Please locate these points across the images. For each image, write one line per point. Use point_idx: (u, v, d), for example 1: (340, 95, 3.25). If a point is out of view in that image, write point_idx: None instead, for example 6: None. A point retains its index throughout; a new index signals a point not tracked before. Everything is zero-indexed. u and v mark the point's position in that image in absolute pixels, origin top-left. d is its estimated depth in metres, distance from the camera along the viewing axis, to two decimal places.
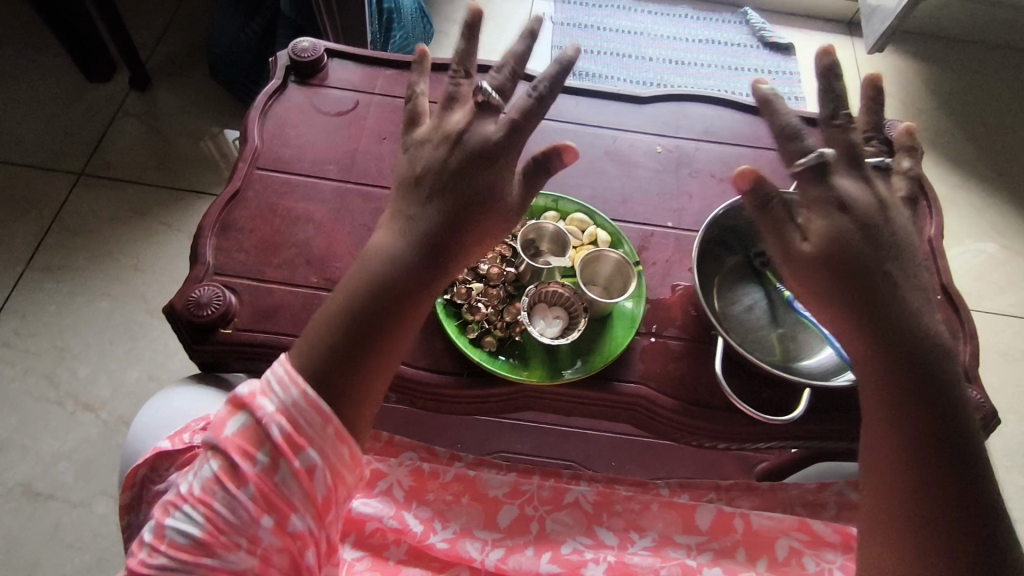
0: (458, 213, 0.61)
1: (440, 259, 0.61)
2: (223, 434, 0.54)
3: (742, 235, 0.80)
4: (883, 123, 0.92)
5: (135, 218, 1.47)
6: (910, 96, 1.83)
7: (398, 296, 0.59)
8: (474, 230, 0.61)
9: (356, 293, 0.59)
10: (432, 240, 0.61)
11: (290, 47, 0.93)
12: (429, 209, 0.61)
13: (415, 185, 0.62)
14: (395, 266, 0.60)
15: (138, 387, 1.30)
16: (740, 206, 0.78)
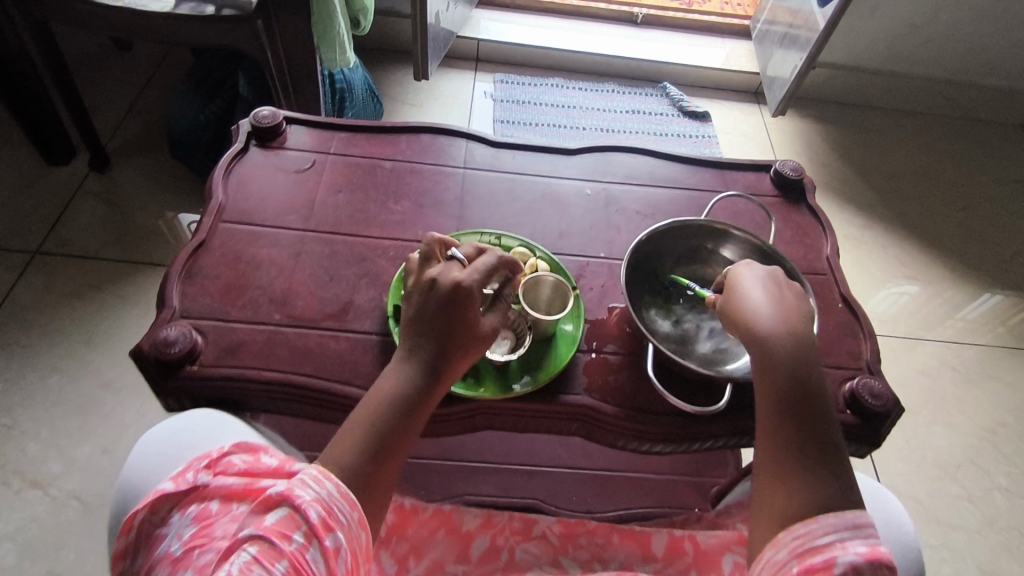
0: (460, 335, 0.69)
1: (445, 371, 0.68)
2: (262, 524, 0.52)
3: (662, 259, 0.90)
4: (779, 162, 1.07)
5: (92, 292, 1.48)
6: (818, 144, 2.12)
7: (415, 407, 0.66)
8: (470, 349, 0.70)
9: (373, 407, 0.65)
10: (439, 356, 0.68)
11: (251, 116, 1.02)
12: (438, 328, 0.68)
13: (419, 314, 0.69)
14: (408, 385, 0.67)
15: (89, 462, 1.27)
16: (659, 232, 0.89)
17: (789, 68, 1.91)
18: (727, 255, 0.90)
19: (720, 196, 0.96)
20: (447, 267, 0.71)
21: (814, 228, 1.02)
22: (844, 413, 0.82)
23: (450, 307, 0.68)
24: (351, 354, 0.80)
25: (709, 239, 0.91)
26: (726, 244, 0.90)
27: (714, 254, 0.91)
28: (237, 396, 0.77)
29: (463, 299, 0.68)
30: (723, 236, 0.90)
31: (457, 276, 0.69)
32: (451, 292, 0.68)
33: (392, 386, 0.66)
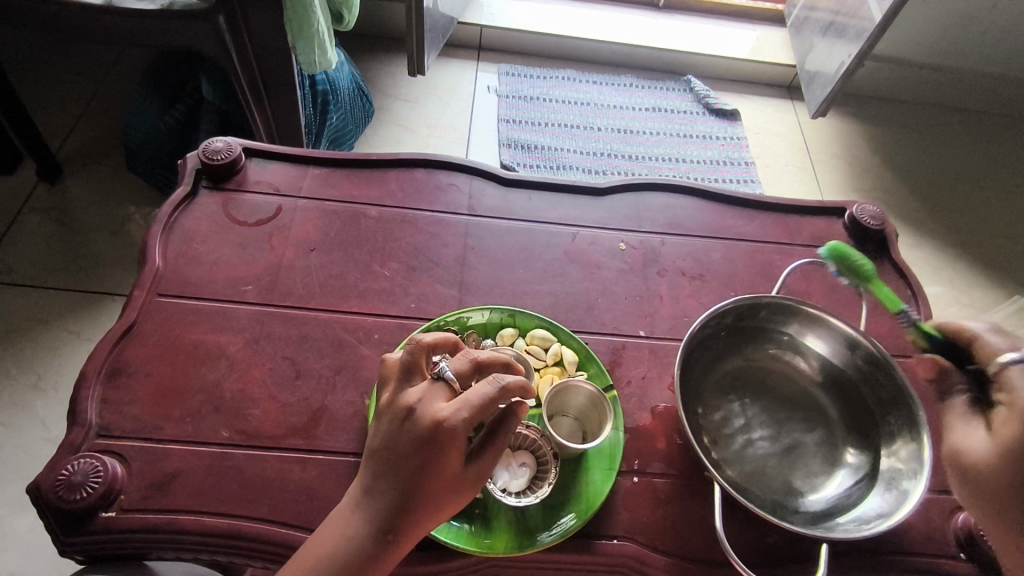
0: (425, 487, 0.49)
1: (403, 530, 0.50)
2: None
3: (728, 344, 0.72)
4: (857, 207, 0.88)
5: (36, 329, 1.19)
6: (869, 150, 1.73)
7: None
8: (441, 500, 0.50)
9: (303, 573, 0.48)
10: (396, 511, 0.50)
11: (201, 148, 0.82)
12: (399, 475, 0.50)
13: (383, 447, 0.51)
14: (352, 546, 0.49)
15: (32, 537, 1.00)
16: (721, 313, 0.70)
17: (837, 62, 1.59)
18: (814, 347, 0.72)
19: (799, 263, 0.76)
20: (430, 386, 0.52)
21: (901, 293, 0.83)
22: (956, 558, 0.64)
23: (420, 450, 0.49)
24: (322, 487, 0.62)
25: (792, 324, 0.72)
26: (813, 332, 0.72)
27: (797, 343, 0.73)
28: (167, 553, 0.58)
29: (443, 441, 0.49)
30: (812, 322, 0.71)
31: (439, 409, 0.50)
32: (424, 429, 0.50)
33: (331, 543, 0.49)
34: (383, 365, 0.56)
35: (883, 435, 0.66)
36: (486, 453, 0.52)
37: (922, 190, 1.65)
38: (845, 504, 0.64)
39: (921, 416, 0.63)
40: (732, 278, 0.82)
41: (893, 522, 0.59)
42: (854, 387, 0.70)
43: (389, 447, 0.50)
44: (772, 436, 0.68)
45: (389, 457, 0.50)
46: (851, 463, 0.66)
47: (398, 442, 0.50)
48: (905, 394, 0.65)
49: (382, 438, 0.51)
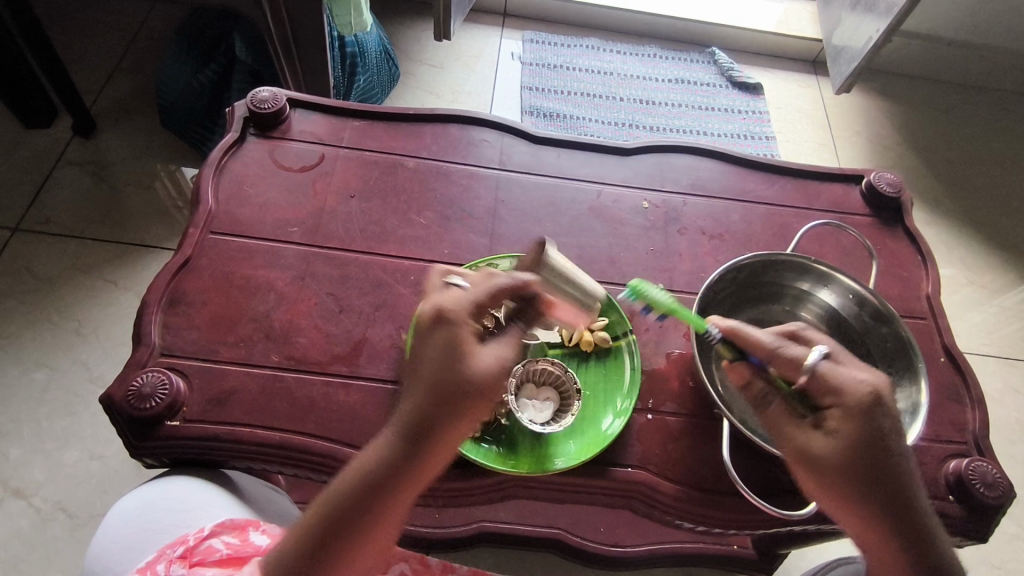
0: (450, 424, 0.53)
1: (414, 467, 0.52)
2: None
3: (741, 297, 0.76)
4: (874, 175, 0.91)
5: (78, 276, 1.24)
6: (889, 129, 1.73)
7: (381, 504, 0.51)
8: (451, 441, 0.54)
9: (353, 482, 0.52)
10: (418, 441, 0.53)
11: (248, 98, 0.86)
12: (432, 407, 0.53)
13: (422, 376, 0.54)
14: (385, 469, 0.52)
15: (76, 470, 1.07)
16: (737, 266, 0.73)
17: (864, 39, 1.59)
18: (823, 301, 0.76)
19: (812, 225, 0.80)
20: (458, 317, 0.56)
21: (911, 258, 0.87)
22: (946, 500, 0.70)
23: (457, 381, 0.53)
24: (363, 410, 0.67)
25: (804, 280, 0.76)
26: (824, 287, 0.75)
27: (806, 298, 0.77)
28: (228, 459, 0.65)
29: (492, 381, 0.55)
30: (823, 278, 0.75)
31: (500, 351, 0.57)
32: (477, 364, 0.54)
33: (371, 456, 0.52)
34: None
35: None
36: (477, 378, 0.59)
37: (940, 170, 1.66)
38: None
39: (920, 367, 0.68)
40: (748, 239, 0.86)
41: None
42: (859, 340, 0.74)
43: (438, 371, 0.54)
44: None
45: (431, 383, 0.54)
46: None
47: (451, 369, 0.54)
48: (907, 345, 0.70)
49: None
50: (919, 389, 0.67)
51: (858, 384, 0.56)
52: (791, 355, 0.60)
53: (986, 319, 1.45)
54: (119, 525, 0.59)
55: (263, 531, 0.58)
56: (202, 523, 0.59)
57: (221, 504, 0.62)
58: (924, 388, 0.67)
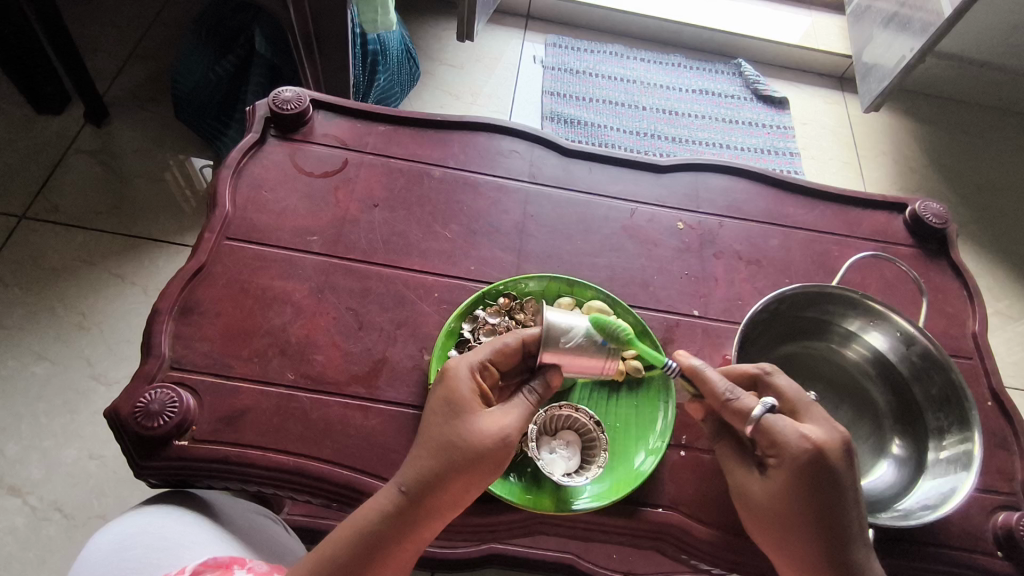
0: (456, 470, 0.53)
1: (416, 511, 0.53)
2: None
3: (785, 331, 0.73)
4: (919, 204, 0.87)
5: (84, 268, 1.21)
6: (917, 150, 1.69)
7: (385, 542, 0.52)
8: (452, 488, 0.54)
9: (349, 533, 0.52)
10: (427, 485, 0.53)
11: (271, 97, 0.83)
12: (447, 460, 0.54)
13: (431, 439, 0.55)
14: (391, 512, 0.53)
15: (74, 469, 1.03)
16: (783, 298, 0.70)
17: (896, 57, 1.54)
18: (871, 339, 0.72)
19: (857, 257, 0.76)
20: (509, 407, 0.57)
21: (956, 294, 0.83)
22: (993, 555, 0.66)
23: (455, 443, 0.54)
24: (382, 435, 0.64)
25: (852, 317, 0.72)
26: (874, 326, 0.71)
27: (855, 336, 0.73)
28: (235, 482, 0.61)
29: (493, 452, 0.54)
30: (874, 317, 0.71)
31: (505, 421, 0.56)
32: (471, 432, 0.54)
33: (370, 510, 0.53)
34: (513, 339, 0.60)
35: (933, 431, 0.67)
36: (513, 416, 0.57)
37: (969, 195, 1.62)
38: (890, 495, 0.66)
39: (974, 418, 0.64)
40: (787, 266, 0.82)
41: (943, 511, 0.60)
42: (907, 383, 0.70)
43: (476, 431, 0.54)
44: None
45: (434, 449, 0.54)
46: (896, 456, 0.69)
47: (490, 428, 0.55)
48: (959, 393, 0.66)
49: (485, 425, 0.55)
50: (971, 441, 0.64)
51: (799, 439, 0.55)
52: (739, 405, 0.58)
53: (1013, 350, 1.40)
54: (92, 565, 0.57)
55: (248, 569, 0.56)
56: (184, 562, 0.57)
57: (205, 541, 0.60)
58: (977, 439, 0.63)
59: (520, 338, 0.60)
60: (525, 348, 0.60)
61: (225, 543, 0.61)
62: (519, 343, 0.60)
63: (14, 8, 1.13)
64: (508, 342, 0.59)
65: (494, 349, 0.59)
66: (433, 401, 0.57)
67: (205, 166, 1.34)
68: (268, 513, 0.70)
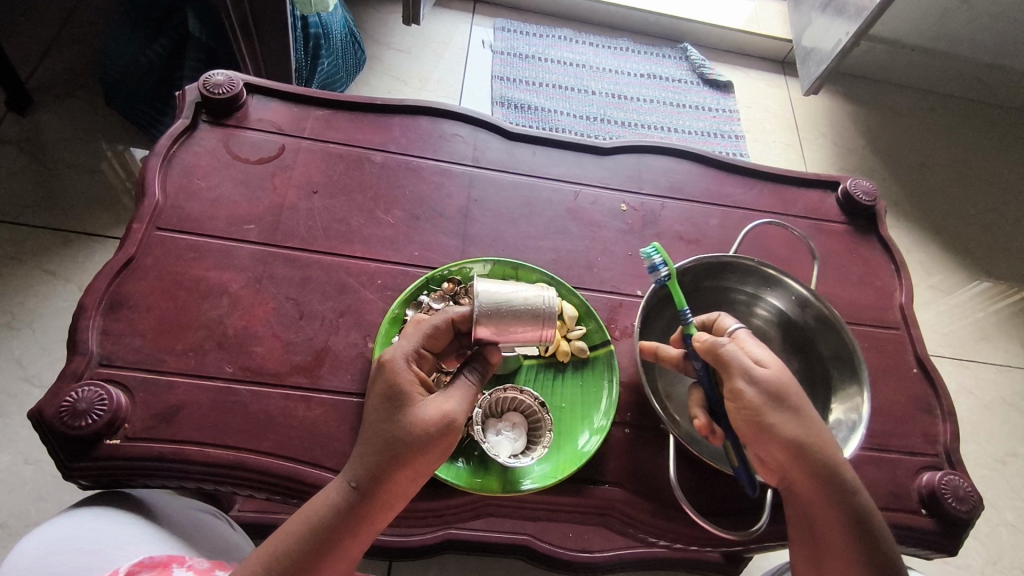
0: (399, 452, 0.51)
1: (364, 502, 0.51)
2: None
3: (689, 303, 0.75)
4: (850, 182, 0.90)
5: (10, 265, 1.14)
6: (855, 132, 1.75)
7: (331, 537, 0.50)
8: (395, 474, 0.51)
9: (298, 527, 0.51)
10: (373, 474, 0.51)
11: (201, 81, 0.79)
12: (388, 446, 0.51)
13: (375, 434, 0.52)
14: (338, 505, 0.51)
15: (7, 476, 0.98)
16: (683, 270, 0.73)
17: (833, 41, 1.59)
18: (767, 307, 0.76)
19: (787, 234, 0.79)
20: (450, 392, 0.54)
21: (884, 268, 0.87)
22: (918, 513, 0.70)
23: (398, 437, 0.51)
24: (325, 425, 0.63)
25: (749, 284, 0.76)
26: (770, 292, 0.76)
27: (753, 304, 0.77)
28: (174, 479, 0.59)
29: (438, 436, 0.52)
30: (770, 282, 0.75)
31: (447, 404, 0.53)
32: (412, 417, 0.52)
33: (320, 507, 0.51)
34: (443, 320, 0.57)
35: (826, 392, 0.72)
36: (461, 391, 0.54)
37: (903, 175, 1.69)
38: None
39: (865, 379, 0.69)
40: (726, 245, 0.84)
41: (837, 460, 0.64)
42: (803, 344, 0.74)
43: (419, 415, 0.52)
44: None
45: (378, 444, 0.52)
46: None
47: (437, 412, 0.52)
48: (850, 350, 0.71)
49: (427, 411, 0.52)
50: (861, 395, 0.68)
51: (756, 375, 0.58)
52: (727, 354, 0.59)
53: (943, 320, 1.48)
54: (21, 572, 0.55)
55: (187, 568, 0.55)
56: (116, 564, 0.55)
57: (140, 540, 0.58)
58: (866, 393, 0.68)
59: (449, 317, 0.57)
60: (458, 328, 0.57)
61: (161, 541, 0.59)
62: (449, 323, 0.57)
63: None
64: (437, 324, 0.56)
65: (424, 333, 0.56)
66: (372, 396, 0.54)
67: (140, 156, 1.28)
68: (210, 510, 0.68)
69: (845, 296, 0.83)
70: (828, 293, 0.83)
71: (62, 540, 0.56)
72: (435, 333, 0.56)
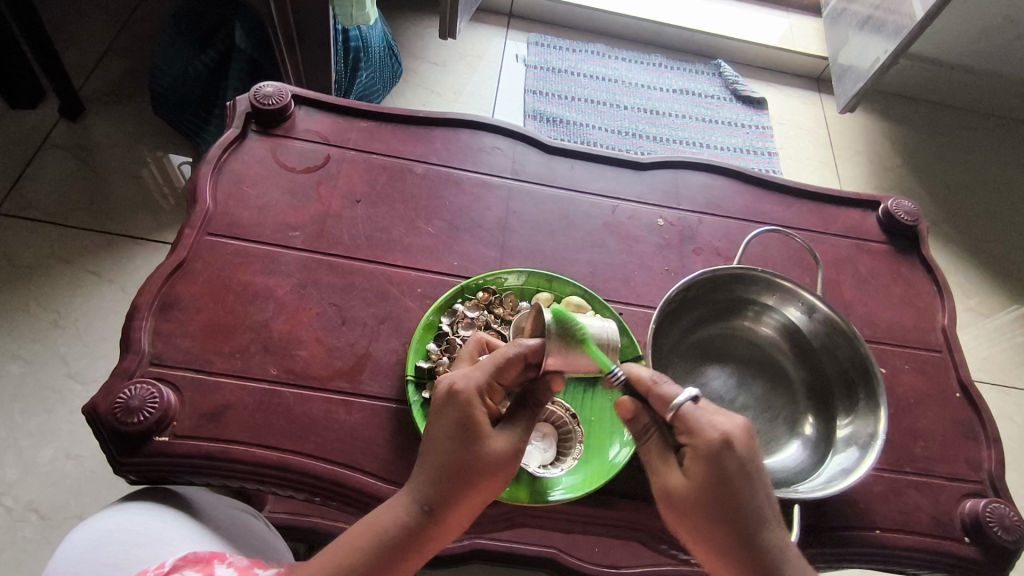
0: (472, 480, 0.52)
1: (432, 524, 0.53)
2: None
3: (699, 312, 0.75)
4: (892, 202, 0.89)
5: (59, 265, 1.18)
6: (892, 150, 1.72)
7: (398, 553, 0.52)
8: (466, 499, 0.53)
9: (362, 539, 0.52)
10: (443, 499, 0.52)
11: (252, 92, 0.82)
12: (460, 474, 0.52)
13: (445, 460, 0.53)
14: (407, 524, 0.52)
15: (50, 469, 1.02)
16: (689, 286, 0.72)
17: (871, 59, 1.57)
18: (780, 317, 0.76)
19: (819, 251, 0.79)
20: (514, 423, 0.55)
21: (926, 289, 0.85)
22: (962, 541, 0.69)
23: (471, 466, 0.52)
24: (364, 429, 0.64)
25: (763, 295, 0.76)
26: (784, 303, 0.75)
27: (766, 315, 0.77)
28: (218, 478, 0.61)
29: (508, 464, 0.54)
30: (784, 293, 0.74)
31: (516, 439, 0.54)
32: (484, 449, 0.53)
33: (388, 523, 0.52)
34: (516, 352, 0.55)
35: (842, 408, 0.71)
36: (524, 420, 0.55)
37: (941, 194, 1.66)
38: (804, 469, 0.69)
39: (881, 394, 0.68)
40: (764, 262, 0.83)
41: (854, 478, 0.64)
42: (817, 356, 0.74)
43: (492, 448, 0.53)
44: (741, 401, 0.74)
45: (451, 472, 0.52)
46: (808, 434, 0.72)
47: (506, 445, 0.54)
48: (866, 365, 0.70)
49: (497, 443, 0.53)
50: (876, 413, 0.68)
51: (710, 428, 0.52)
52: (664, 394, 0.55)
53: (983, 345, 1.44)
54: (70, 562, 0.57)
55: (229, 565, 0.56)
56: (162, 558, 0.57)
57: (183, 536, 0.59)
58: (881, 412, 0.67)
59: (521, 349, 0.55)
60: (529, 361, 0.56)
61: (204, 538, 0.61)
62: (521, 356, 0.55)
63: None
64: (510, 357, 0.55)
65: (495, 365, 0.54)
66: (440, 422, 0.54)
67: (184, 163, 1.32)
68: (249, 509, 0.70)
69: (885, 317, 0.82)
70: (869, 313, 0.82)
71: (109, 532, 0.58)
72: (504, 365, 0.55)
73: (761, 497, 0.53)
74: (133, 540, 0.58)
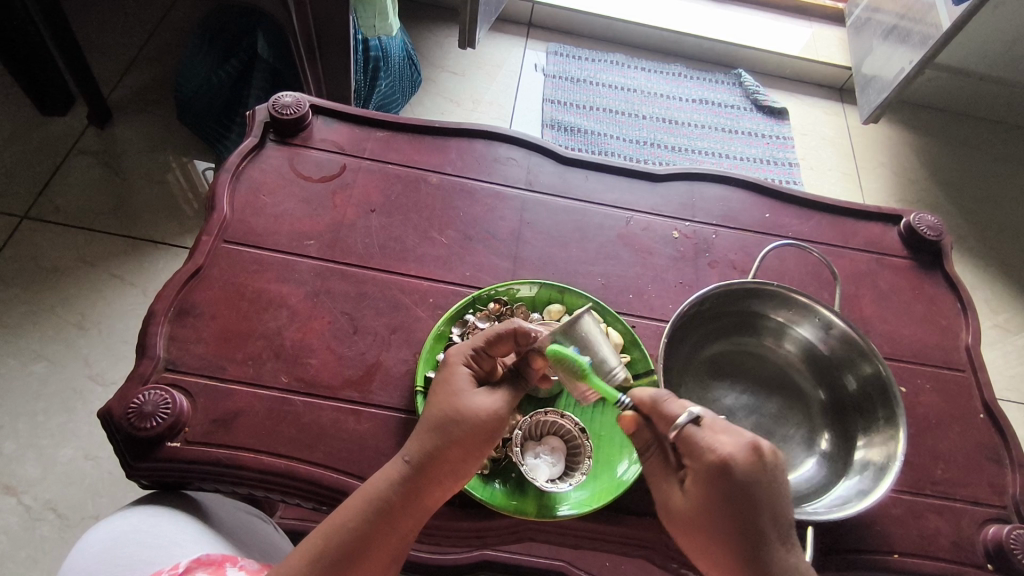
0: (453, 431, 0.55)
1: (415, 477, 0.54)
2: None
3: (711, 327, 0.74)
4: (915, 217, 0.87)
5: (83, 269, 1.20)
6: (917, 162, 1.69)
7: (385, 511, 0.53)
8: (448, 455, 0.55)
9: (359, 503, 0.54)
10: (426, 452, 0.55)
11: (271, 102, 0.83)
12: (438, 426, 0.55)
13: (429, 416, 0.56)
14: (392, 478, 0.54)
15: (69, 469, 1.03)
16: (702, 300, 0.71)
17: (895, 70, 1.55)
18: (799, 332, 0.74)
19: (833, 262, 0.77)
20: (496, 390, 0.57)
21: (948, 307, 0.83)
22: (983, 568, 0.67)
23: (452, 419, 0.55)
24: (373, 439, 0.64)
25: (782, 310, 0.74)
26: (804, 319, 0.73)
27: (784, 330, 0.75)
28: (228, 484, 0.61)
29: (488, 423, 0.55)
30: (804, 310, 0.72)
31: (496, 400, 0.56)
32: (463, 404, 0.56)
33: (377, 481, 0.55)
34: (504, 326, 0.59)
35: (861, 429, 0.69)
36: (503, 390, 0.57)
37: (968, 208, 1.62)
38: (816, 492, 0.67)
39: (899, 415, 0.66)
40: (780, 276, 0.82)
41: (870, 501, 0.62)
42: (835, 372, 0.73)
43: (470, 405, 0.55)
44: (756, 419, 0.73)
45: (429, 421, 0.56)
46: (823, 454, 0.71)
47: (484, 404, 0.56)
48: (886, 385, 0.68)
49: (476, 402, 0.56)
50: (897, 435, 0.66)
51: (709, 449, 0.52)
52: (663, 409, 0.55)
53: (1009, 362, 1.40)
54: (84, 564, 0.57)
55: (241, 568, 0.56)
56: (176, 559, 0.57)
57: (196, 539, 0.60)
58: (902, 435, 0.65)
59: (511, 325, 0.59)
60: (518, 339, 0.59)
61: (217, 542, 0.61)
62: (510, 331, 0.59)
63: (18, 4, 1.12)
64: (500, 330, 0.59)
65: (484, 336, 0.59)
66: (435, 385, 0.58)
67: (204, 169, 1.34)
68: (262, 514, 0.70)
69: (906, 334, 0.80)
70: (889, 330, 0.80)
71: (122, 534, 0.59)
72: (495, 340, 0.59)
73: (766, 515, 0.51)
74: (147, 543, 0.58)
